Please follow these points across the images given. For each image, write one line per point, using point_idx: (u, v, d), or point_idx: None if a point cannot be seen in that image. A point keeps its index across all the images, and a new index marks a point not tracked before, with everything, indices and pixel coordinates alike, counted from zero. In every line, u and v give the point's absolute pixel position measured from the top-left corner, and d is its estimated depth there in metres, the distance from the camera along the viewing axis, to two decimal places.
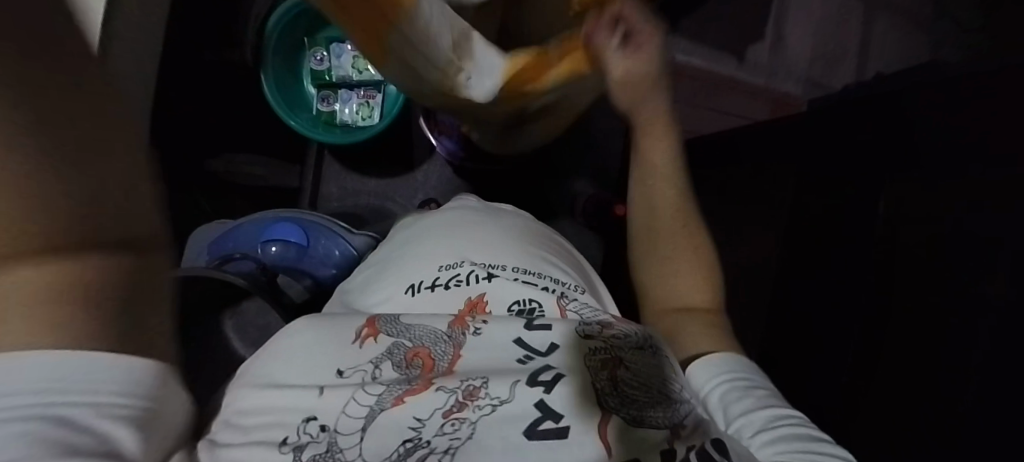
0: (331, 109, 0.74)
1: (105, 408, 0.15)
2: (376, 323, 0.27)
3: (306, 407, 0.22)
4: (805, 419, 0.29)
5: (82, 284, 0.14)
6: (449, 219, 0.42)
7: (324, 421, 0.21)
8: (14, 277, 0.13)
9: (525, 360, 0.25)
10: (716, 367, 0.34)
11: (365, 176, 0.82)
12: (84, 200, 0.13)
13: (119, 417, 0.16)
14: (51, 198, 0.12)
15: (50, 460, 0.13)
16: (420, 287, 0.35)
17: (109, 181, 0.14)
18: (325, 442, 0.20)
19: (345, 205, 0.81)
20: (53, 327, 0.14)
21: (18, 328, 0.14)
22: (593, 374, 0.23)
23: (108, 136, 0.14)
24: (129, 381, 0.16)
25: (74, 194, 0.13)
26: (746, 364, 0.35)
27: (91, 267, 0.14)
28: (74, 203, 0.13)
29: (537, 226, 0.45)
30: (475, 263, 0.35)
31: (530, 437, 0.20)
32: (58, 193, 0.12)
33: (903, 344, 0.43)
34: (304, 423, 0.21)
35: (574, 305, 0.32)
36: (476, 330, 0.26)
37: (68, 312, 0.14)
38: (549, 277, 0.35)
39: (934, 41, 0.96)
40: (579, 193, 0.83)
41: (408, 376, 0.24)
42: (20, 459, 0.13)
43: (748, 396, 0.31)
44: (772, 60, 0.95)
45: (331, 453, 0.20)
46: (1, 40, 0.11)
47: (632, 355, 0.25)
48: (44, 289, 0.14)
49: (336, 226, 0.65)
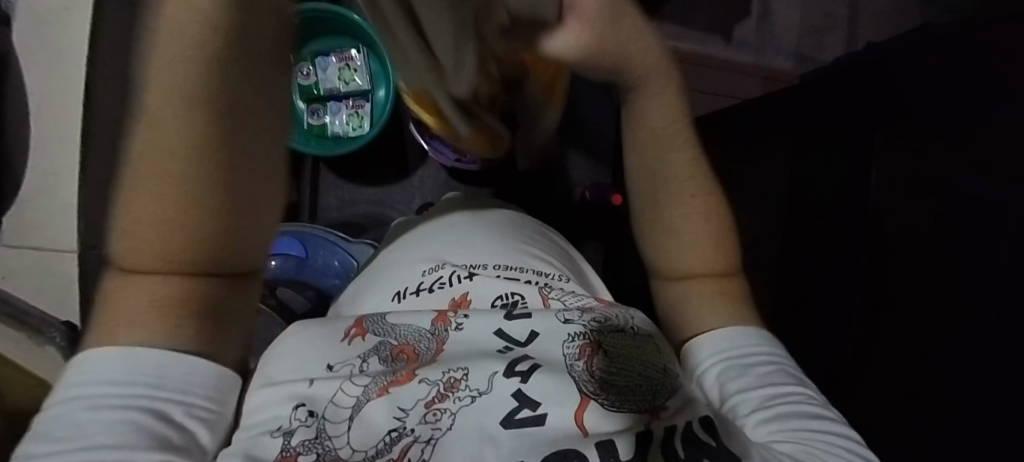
0: (321, 122, 0.74)
1: (193, 405, 0.22)
2: (363, 323, 0.29)
3: (296, 398, 0.23)
4: (809, 401, 0.27)
5: (192, 298, 0.22)
6: (436, 223, 0.43)
7: (312, 408, 0.22)
8: (154, 298, 0.22)
9: (506, 350, 0.26)
10: (715, 345, 0.32)
11: (362, 185, 0.83)
12: (210, 252, 0.21)
13: (194, 414, 0.22)
14: (186, 248, 0.20)
15: (137, 441, 0.19)
16: (405, 293, 0.36)
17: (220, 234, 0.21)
18: (314, 427, 0.21)
19: (344, 215, 0.83)
20: (172, 329, 0.22)
21: (150, 328, 0.22)
22: (570, 365, 0.24)
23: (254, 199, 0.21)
24: (218, 383, 0.24)
25: (199, 250, 0.21)
26: (748, 337, 0.32)
27: (207, 282, 0.23)
28: (206, 254, 0.21)
29: (521, 220, 0.46)
30: (456, 265, 0.36)
31: (506, 426, 0.20)
32: (190, 247, 0.20)
33: (906, 313, 0.39)
34: (294, 411, 0.22)
35: (557, 294, 0.33)
36: (458, 326, 0.28)
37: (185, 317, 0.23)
38: (531, 269, 0.36)
39: (922, 5, 0.95)
40: (575, 185, 0.84)
41: (393, 368, 0.25)
42: (120, 436, 0.19)
43: (748, 376, 0.29)
44: (761, 37, 0.94)
45: (320, 439, 0.20)
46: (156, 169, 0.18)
47: (613, 338, 0.26)
48: (168, 301, 0.22)
49: (334, 237, 0.66)
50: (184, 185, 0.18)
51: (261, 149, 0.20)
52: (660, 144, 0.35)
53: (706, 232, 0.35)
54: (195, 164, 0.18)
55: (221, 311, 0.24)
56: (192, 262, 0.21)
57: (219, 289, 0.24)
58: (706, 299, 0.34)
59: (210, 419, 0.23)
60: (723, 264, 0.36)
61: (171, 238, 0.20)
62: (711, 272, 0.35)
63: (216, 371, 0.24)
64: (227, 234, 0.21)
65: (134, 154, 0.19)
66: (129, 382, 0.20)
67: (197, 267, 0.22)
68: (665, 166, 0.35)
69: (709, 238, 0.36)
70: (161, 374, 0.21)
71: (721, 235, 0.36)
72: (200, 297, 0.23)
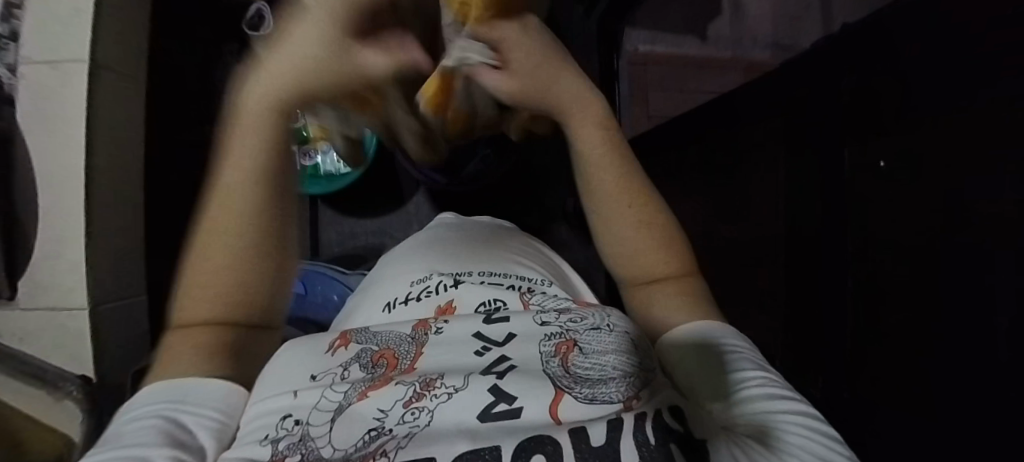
0: (313, 162, 0.77)
1: (194, 414, 0.29)
2: (348, 335, 0.30)
3: (284, 410, 0.25)
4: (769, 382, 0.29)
5: (234, 340, 0.34)
6: (424, 239, 0.45)
7: (297, 416, 0.24)
8: (207, 337, 0.33)
9: (483, 351, 0.27)
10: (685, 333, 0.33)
11: (360, 218, 0.85)
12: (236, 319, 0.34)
13: (194, 420, 0.29)
14: (220, 310, 0.34)
15: (135, 437, 0.26)
16: (395, 303, 0.37)
17: (239, 309, 0.34)
18: (298, 433, 0.22)
19: (344, 249, 0.85)
20: (214, 356, 0.33)
21: (199, 356, 0.33)
22: (545, 363, 0.25)
23: (252, 293, 0.34)
24: (214, 396, 0.31)
25: (227, 314, 0.34)
26: (708, 332, 0.33)
27: (239, 332, 0.35)
28: (232, 319, 0.34)
29: (507, 232, 0.47)
30: (442, 274, 0.38)
31: (484, 420, 0.22)
32: (224, 311, 0.34)
33: None
34: (281, 421, 0.24)
35: (538, 298, 0.34)
36: (438, 329, 0.29)
37: (229, 352, 0.34)
38: (514, 275, 0.37)
39: None
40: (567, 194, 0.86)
41: (373, 373, 0.26)
42: (133, 432, 0.27)
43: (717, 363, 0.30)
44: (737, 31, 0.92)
45: (304, 442, 0.22)
46: (218, 268, 0.32)
47: (588, 335, 0.27)
48: (216, 337, 0.34)
49: (331, 271, 0.70)
50: (220, 283, 0.33)
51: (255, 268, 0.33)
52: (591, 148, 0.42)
53: (650, 242, 0.40)
54: (222, 270, 0.32)
55: (245, 354, 0.35)
56: (228, 316, 0.34)
57: (245, 337, 0.35)
58: (673, 308, 0.38)
59: (211, 425, 0.29)
60: (680, 271, 0.40)
61: (215, 303, 0.33)
62: (671, 278, 0.40)
63: (217, 387, 0.31)
64: (245, 299, 0.34)
65: (192, 262, 0.33)
66: (158, 402, 0.30)
67: (232, 318, 0.34)
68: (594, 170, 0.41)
69: (656, 245, 0.40)
70: (181, 394, 0.30)
71: (666, 242, 0.40)
72: (239, 346, 0.35)
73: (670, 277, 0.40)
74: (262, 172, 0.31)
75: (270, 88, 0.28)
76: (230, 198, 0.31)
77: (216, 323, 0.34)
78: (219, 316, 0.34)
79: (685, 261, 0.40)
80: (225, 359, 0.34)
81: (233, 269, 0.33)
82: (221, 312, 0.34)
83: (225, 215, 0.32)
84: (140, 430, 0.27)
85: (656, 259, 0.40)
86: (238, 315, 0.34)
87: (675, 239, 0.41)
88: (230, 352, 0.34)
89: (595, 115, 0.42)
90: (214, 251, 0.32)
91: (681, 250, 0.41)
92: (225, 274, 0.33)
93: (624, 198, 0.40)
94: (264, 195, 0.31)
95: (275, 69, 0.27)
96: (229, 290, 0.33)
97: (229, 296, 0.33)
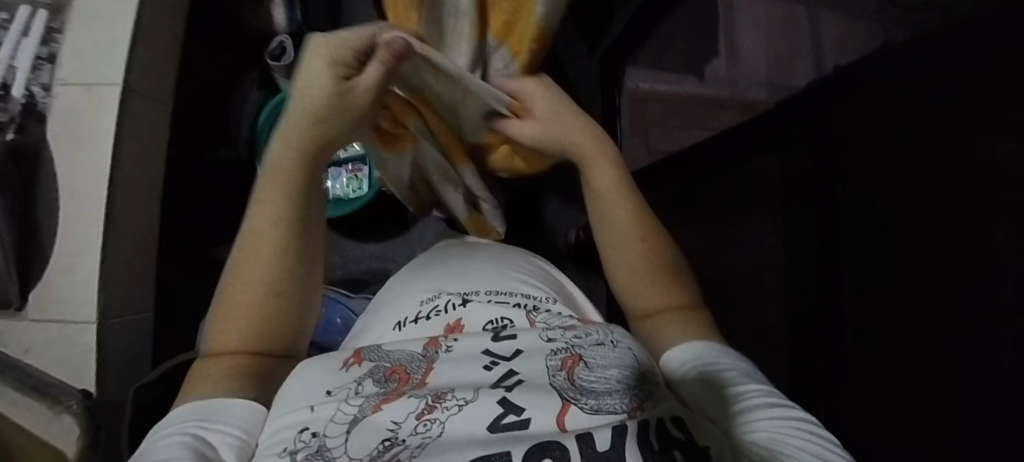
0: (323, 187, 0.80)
1: (208, 429, 0.31)
2: (361, 353, 0.31)
3: (301, 423, 0.25)
4: (765, 395, 0.29)
5: (258, 366, 0.38)
6: (432, 260, 0.46)
7: (314, 429, 0.24)
8: (231, 360, 0.37)
9: (492, 365, 0.27)
10: (673, 358, 0.35)
11: (365, 242, 0.87)
12: (264, 345, 0.39)
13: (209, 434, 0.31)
14: (249, 336, 0.38)
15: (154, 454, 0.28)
16: (405, 322, 0.38)
17: (266, 336, 0.39)
18: (316, 445, 0.23)
19: (349, 272, 0.86)
20: (239, 377, 0.36)
21: (226, 375, 0.36)
22: (551, 377, 0.25)
23: (277, 319, 0.40)
24: (226, 410, 0.33)
25: (258, 341, 0.39)
26: (704, 352, 0.34)
27: (264, 360, 0.39)
28: (260, 345, 0.39)
29: (513, 253, 0.48)
30: (451, 293, 0.39)
31: (494, 431, 0.22)
32: (253, 337, 0.38)
33: None
34: (299, 434, 0.24)
35: (544, 316, 0.35)
36: (447, 347, 0.30)
37: (256, 376, 0.37)
38: (520, 294, 0.38)
39: None
40: (570, 223, 0.87)
41: (386, 388, 0.26)
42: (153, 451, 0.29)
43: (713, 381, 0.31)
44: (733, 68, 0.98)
45: (321, 453, 0.23)
46: (252, 293, 0.39)
47: (592, 349, 0.27)
48: (241, 363, 0.37)
49: (335, 295, 0.70)
50: (253, 308, 0.39)
51: (278, 293, 0.40)
52: (607, 199, 0.47)
53: (645, 267, 0.44)
54: (254, 292, 0.39)
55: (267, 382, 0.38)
56: (257, 343, 0.39)
57: (271, 365, 0.39)
58: (663, 328, 0.41)
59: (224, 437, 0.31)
60: (672, 296, 0.43)
61: (245, 329, 0.38)
62: (664, 301, 0.42)
63: (229, 402, 0.33)
64: (269, 323, 0.39)
65: (230, 296, 0.39)
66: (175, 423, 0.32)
67: (261, 345, 0.39)
68: (609, 212, 0.46)
69: (649, 270, 0.43)
70: (198, 413, 0.32)
71: (660, 269, 0.44)
72: (264, 372, 0.38)
73: (662, 303, 0.42)
74: (286, 215, 0.40)
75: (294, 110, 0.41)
76: (262, 238, 0.40)
77: (242, 348, 0.38)
78: (246, 342, 0.38)
79: (677, 286, 0.43)
80: (251, 381, 0.36)
81: (263, 289, 0.39)
82: (251, 337, 0.38)
83: (260, 243, 0.40)
84: (169, 448, 0.28)
85: (649, 283, 0.43)
86: (260, 347, 0.39)
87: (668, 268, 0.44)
88: (257, 374, 0.37)
89: (611, 161, 0.48)
90: (252, 280, 0.39)
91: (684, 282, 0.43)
92: (255, 299, 0.39)
93: (624, 225, 0.45)
94: (284, 231, 0.40)
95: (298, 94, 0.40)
96: (260, 314, 0.39)
97: (260, 321, 0.39)
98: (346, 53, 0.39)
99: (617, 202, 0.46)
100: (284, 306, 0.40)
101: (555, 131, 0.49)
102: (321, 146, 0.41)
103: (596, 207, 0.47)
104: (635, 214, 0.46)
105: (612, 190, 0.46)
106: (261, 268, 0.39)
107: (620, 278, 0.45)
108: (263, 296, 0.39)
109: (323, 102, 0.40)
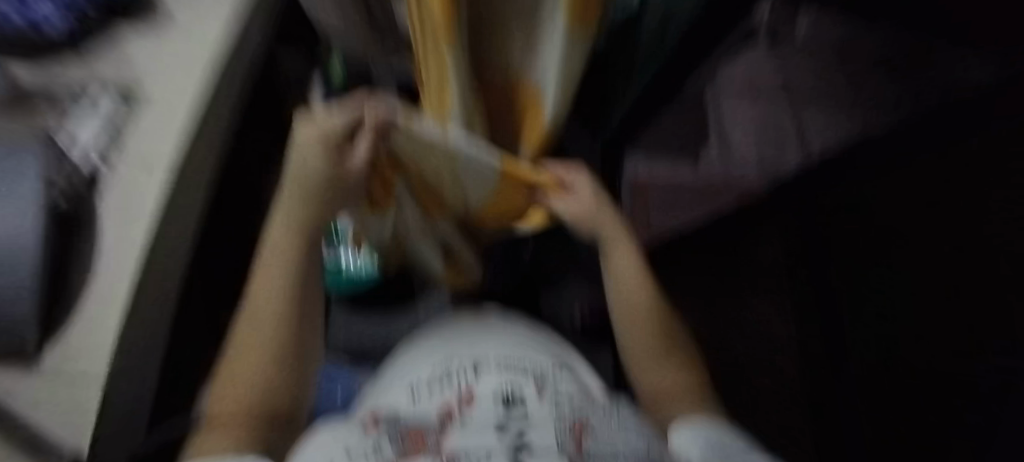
0: (333, 255, 0.83)
1: None
2: (377, 419, 0.30)
3: None
4: None
5: (260, 428, 0.39)
6: (447, 328, 0.47)
7: None
8: (232, 423, 0.38)
9: (506, 438, 0.28)
10: (682, 440, 0.36)
11: (369, 312, 0.83)
12: (264, 412, 0.40)
13: None
14: (248, 402, 0.40)
15: None
16: (417, 385, 0.37)
17: (265, 401, 0.40)
18: None
19: (346, 345, 0.79)
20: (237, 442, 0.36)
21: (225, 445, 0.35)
22: (562, 449, 0.26)
23: (274, 384, 0.42)
24: None
25: (257, 407, 0.40)
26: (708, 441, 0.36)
27: (263, 423, 0.40)
28: (259, 411, 0.40)
29: (519, 322, 0.50)
30: (462, 361, 0.39)
31: None
32: (253, 403, 0.40)
33: None
34: None
35: (552, 386, 0.35)
36: (462, 421, 0.30)
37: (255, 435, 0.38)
38: (527, 362, 0.39)
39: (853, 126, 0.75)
40: (579, 299, 0.84)
41: (404, 454, 0.26)
42: None
43: None
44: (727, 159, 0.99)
45: None
46: (253, 358, 0.41)
47: (601, 427, 0.28)
48: (237, 424, 0.38)
49: (340, 368, 0.71)
50: (255, 374, 0.41)
51: (276, 357, 0.42)
52: (627, 284, 0.53)
53: (649, 334, 0.51)
54: (258, 359, 0.41)
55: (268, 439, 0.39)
56: (255, 408, 0.40)
57: (273, 427, 0.40)
58: (664, 392, 0.47)
59: None
60: (672, 362, 0.50)
61: (245, 395, 0.40)
62: (664, 364, 0.50)
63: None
64: (265, 389, 0.41)
65: (232, 364, 0.41)
66: None
67: (260, 411, 0.40)
68: (627, 294, 0.52)
69: (650, 334, 0.51)
70: None
71: (659, 334, 0.51)
72: (263, 434, 0.39)
73: (660, 365, 0.50)
74: (285, 287, 0.44)
75: (291, 185, 0.44)
76: (262, 310, 0.43)
77: (241, 414, 0.39)
78: (246, 408, 0.39)
79: (671, 353, 0.51)
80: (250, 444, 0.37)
81: (264, 358, 0.42)
82: (253, 403, 0.40)
83: (261, 315, 0.43)
84: None
85: (652, 346, 0.50)
86: (259, 413, 0.40)
87: (664, 335, 0.51)
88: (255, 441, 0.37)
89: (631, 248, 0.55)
90: (254, 347, 0.42)
91: (687, 369, 0.50)
92: (254, 365, 0.41)
93: (634, 296, 0.52)
94: (281, 302, 0.43)
95: (293, 172, 0.43)
96: (256, 380, 0.41)
97: (256, 387, 0.41)
98: (331, 137, 0.41)
99: (625, 274, 0.53)
100: (280, 371, 0.42)
101: (591, 217, 0.54)
102: (313, 219, 0.45)
103: (614, 278, 0.53)
104: (639, 284, 0.53)
105: (623, 264, 0.54)
106: (257, 337, 0.42)
107: (634, 355, 0.50)
108: (260, 361, 0.42)
109: (318, 176, 0.42)
